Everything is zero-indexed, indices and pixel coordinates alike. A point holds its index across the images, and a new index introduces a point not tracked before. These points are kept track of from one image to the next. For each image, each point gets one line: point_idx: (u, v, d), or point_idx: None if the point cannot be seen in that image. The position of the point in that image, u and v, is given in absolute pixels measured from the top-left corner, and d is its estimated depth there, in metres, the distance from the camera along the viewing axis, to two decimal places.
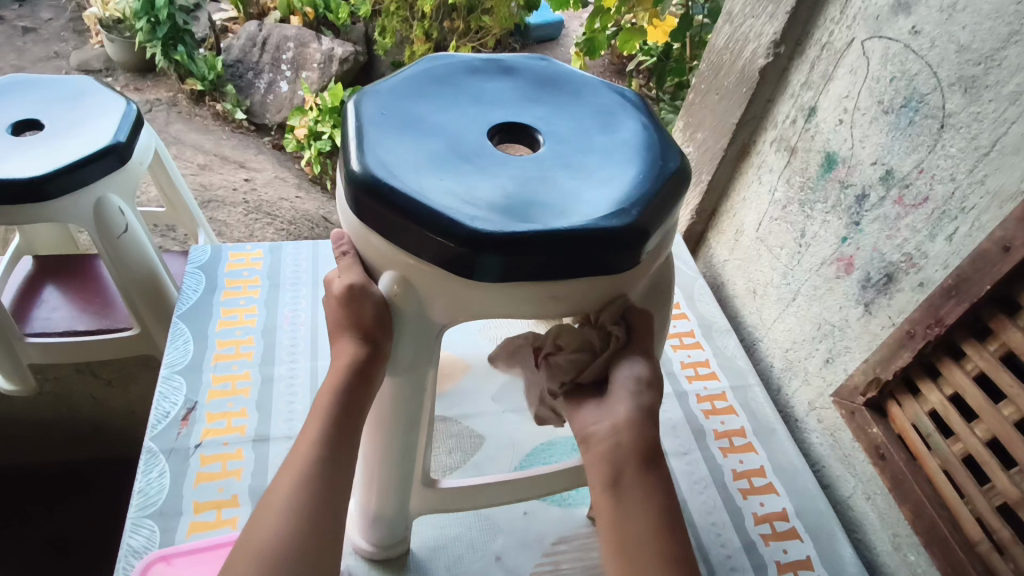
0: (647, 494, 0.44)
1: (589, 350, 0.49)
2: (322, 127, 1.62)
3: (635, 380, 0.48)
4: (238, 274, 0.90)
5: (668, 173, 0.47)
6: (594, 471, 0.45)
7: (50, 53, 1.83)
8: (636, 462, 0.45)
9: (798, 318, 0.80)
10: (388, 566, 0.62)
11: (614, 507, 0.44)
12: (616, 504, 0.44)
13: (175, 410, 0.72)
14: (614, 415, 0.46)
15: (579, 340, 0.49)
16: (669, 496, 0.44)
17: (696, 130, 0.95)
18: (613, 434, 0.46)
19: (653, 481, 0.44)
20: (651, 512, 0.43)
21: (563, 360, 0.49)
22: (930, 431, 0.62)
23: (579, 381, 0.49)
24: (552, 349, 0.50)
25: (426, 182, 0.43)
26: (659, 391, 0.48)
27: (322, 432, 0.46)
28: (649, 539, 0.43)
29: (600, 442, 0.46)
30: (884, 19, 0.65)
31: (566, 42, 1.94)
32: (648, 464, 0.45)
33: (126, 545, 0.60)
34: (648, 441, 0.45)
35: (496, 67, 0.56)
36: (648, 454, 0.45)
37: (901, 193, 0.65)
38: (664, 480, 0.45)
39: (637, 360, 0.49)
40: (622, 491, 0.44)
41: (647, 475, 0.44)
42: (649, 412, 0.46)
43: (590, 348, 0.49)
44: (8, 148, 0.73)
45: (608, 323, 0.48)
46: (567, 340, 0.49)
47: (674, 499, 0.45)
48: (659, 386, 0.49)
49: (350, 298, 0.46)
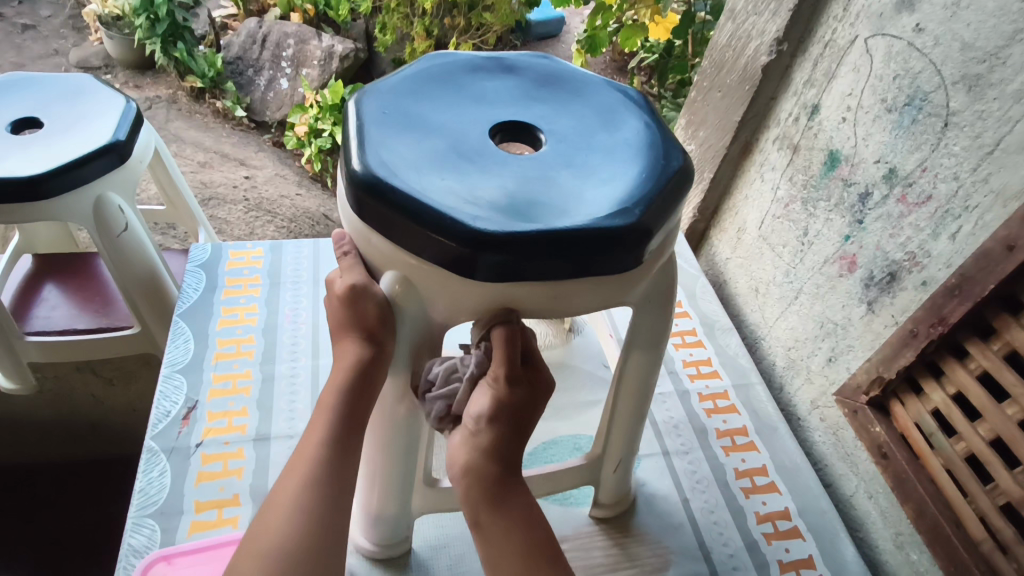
0: (503, 530, 0.46)
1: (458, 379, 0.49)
2: (323, 124, 1.61)
3: (475, 418, 0.46)
4: (239, 273, 0.89)
5: (671, 172, 0.47)
6: (461, 507, 0.48)
7: (50, 50, 1.82)
8: (485, 502, 0.46)
9: (801, 316, 0.80)
10: (390, 565, 0.62)
11: (482, 547, 0.47)
12: (482, 544, 0.46)
13: (176, 409, 0.72)
14: (459, 461, 0.47)
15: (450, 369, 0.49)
16: (529, 528, 0.46)
17: (698, 128, 0.95)
18: (461, 475, 0.47)
19: (507, 515, 0.46)
20: (510, 549, 0.45)
21: (435, 392, 0.49)
22: (933, 430, 0.61)
23: (452, 412, 0.49)
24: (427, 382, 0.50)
25: (427, 181, 0.43)
26: (508, 422, 0.46)
27: (328, 434, 0.46)
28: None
29: (458, 481, 0.47)
30: (887, 17, 0.65)
31: (567, 38, 1.93)
32: (496, 499, 0.46)
33: (127, 545, 0.60)
34: (491, 478, 0.46)
35: (498, 65, 0.56)
36: (495, 490, 0.46)
37: (904, 191, 0.65)
38: (518, 510, 0.46)
39: (490, 389, 0.47)
40: (483, 532, 0.46)
41: (494, 513, 0.46)
42: (489, 451, 0.46)
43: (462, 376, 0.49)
44: (8, 147, 0.72)
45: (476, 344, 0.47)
46: (438, 371, 0.49)
47: (533, 524, 0.46)
48: (514, 417, 0.47)
49: (352, 298, 0.46)
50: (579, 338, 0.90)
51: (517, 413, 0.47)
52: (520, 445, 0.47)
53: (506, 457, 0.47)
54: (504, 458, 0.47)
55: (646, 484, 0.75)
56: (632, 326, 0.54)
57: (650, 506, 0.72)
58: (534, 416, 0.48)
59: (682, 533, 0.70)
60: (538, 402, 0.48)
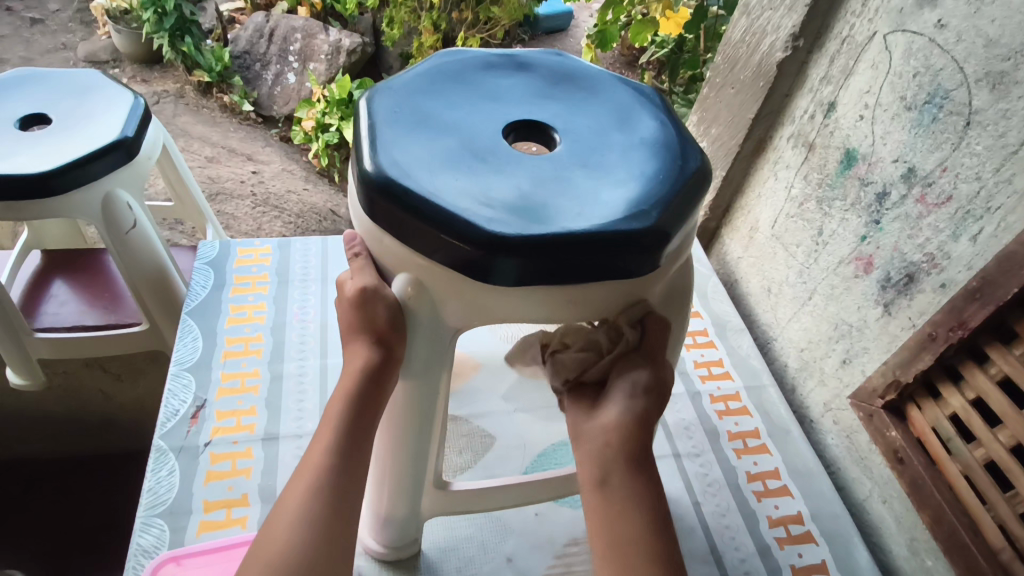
0: (642, 490, 0.44)
1: (595, 349, 0.50)
2: (330, 119, 1.61)
3: (630, 386, 0.48)
4: (247, 270, 0.89)
5: (688, 173, 0.46)
6: (584, 469, 0.46)
7: (57, 44, 1.82)
8: (626, 457, 0.45)
9: (814, 317, 0.79)
10: (399, 567, 0.62)
11: (600, 512, 0.44)
12: (601, 502, 0.44)
13: (184, 407, 0.72)
14: (603, 419, 0.47)
15: (582, 338, 0.51)
16: (654, 501, 0.44)
17: (710, 125, 0.93)
18: (603, 434, 0.46)
19: (645, 483, 0.45)
20: (635, 519, 0.43)
21: (568, 357, 0.51)
22: (951, 435, 0.60)
23: (585, 378, 0.50)
24: (559, 348, 0.52)
25: (440, 182, 0.42)
26: (657, 396, 0.48)
27: (338, 439, 0.45)
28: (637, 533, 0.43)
29: (594, 437, 0.47)
30: (908, 13, 0.64)
31: (575, 32, 1.91)
32: (638, 464, 0.45)
33: (135, 545, 0.60)
34: (640, 444, 0.46)
35: (511, 62, 0.55)
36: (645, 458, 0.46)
37: (924, 191, 0.64)
38: (650, 481, 0.45)
39: (643, 367, 0.48)
40: (609, 491, 0.44)
41: (634, 476, 0.45)
42: (641, 418, 0.47)
43: (596, 346, 0.50)
44: (17, 143, 0.72)
45: (623, 325, 0.47)
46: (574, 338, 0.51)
47: (661, 499, 0.45)
48: (661, 394, 0.48)
49: (362, 301, 0.45)
50: None
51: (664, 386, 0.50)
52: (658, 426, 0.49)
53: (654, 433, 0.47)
54: (649, 434, 0.47)
55: None
56: None
57: None
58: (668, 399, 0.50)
59: (693, 536, 0.70)
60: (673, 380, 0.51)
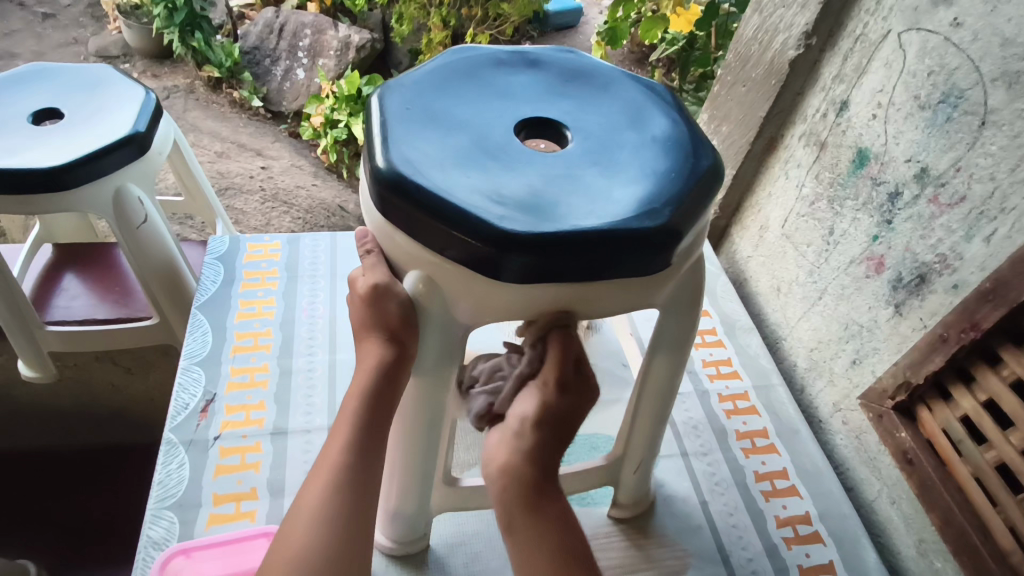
0: (544, 520, 0.47)
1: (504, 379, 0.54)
2: (339, 115, 1.61)
3: (521, 419, 0.49)
4: (257, 266, 0.89)
5: (700, 171, 0.46)
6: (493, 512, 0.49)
7: (69, 39, 1.82)
8: (521, 497, 0.47)
9: (824, 317, 0.78)
10: (407, 562, 0.62)
11: (517, 552, 0.47)
12: (512, 546, 0.47)
13: (194, 401, 0.72)
14: (497, 461, 0.49)
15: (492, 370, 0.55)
16: (563, 536, 0.47)
17: (720, 123, 0.93)
18: (500, 476, 0.48)
19: (546, 510, 0.47)
20: (545, 557, 0.46)
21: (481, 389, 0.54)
22: (961, 437, 0.60)
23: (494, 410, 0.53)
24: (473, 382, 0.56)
25: (452, 179, 0.42)
26: (550, 428, 0.49)
27: (351, 436, 0.45)
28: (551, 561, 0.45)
29: (494, 478, 0.49)
30: (923, 11, 0.63)
31: (585, 29, 1.90)
32: (536, 501, 0.47)
33: (146, 536, 0.60)
34: (535, 482, 0.48)
35: (522, 59, 0.55)
36: (541, 488, 0.48)
37: (937, 192, 0.63)
38: (555, 513, 0.47)
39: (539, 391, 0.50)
40: (515, 532, 0.47)
41: (535, 514, 0.47)
42: (531, 454, 0.48)
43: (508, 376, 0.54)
44: (30, 138, 0.72)
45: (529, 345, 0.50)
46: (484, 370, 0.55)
47: (567, 532, 0.47)
48: (558, 425, 0.49)
49: (374, 297, 0.45)
50: (596, 336, 0.88)
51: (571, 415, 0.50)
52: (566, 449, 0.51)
53: (548, 457, 0.49)
54: (543, 465, 0.49)
55: (665, 485, 0.74)
56: (657, 326, 0.53)
57: (668, 507, 0.72)
58: (579, 425, 0.51)
59: (700, 535, 0.69)
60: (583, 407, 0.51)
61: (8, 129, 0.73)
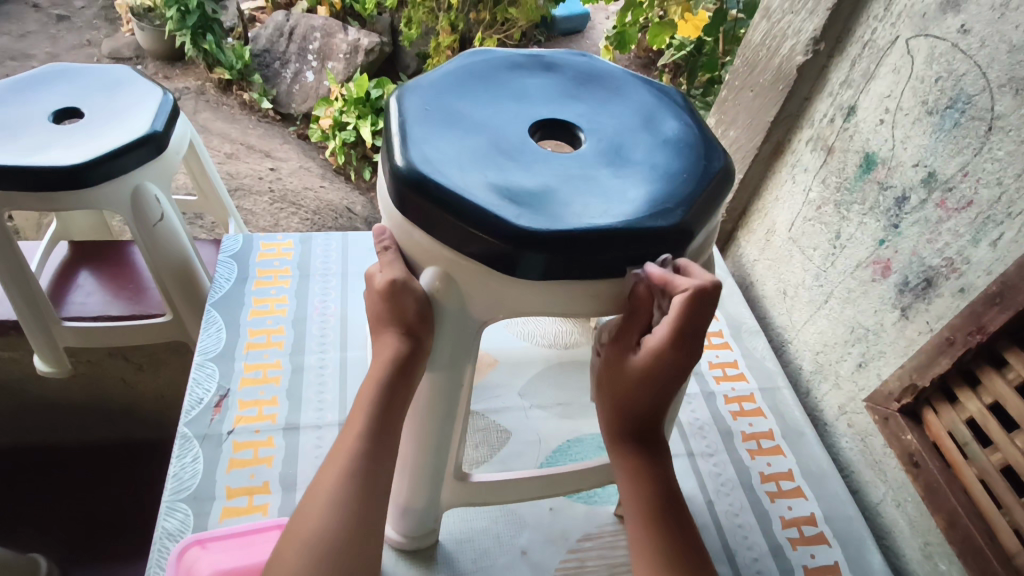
0: (619, 469, 0.48)
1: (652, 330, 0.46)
2: (347, 118, 1.64)
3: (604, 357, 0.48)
4: (270, 264, 0.91)
5: (712, 172, 0.47)
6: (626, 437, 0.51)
7: (82, 41, 1.83)
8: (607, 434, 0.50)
9: (831, 321, 0.79)
10: (417, 558, 0.63)
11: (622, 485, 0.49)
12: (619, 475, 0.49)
13: (208, 396, 0.73)
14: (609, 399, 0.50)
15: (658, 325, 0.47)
16: (640, 486, 0.47)
17: (728, 128, 0.94)
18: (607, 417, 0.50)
19: (623, 456, 0.48)
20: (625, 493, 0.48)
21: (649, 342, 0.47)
22: (967, 439, 0.60)
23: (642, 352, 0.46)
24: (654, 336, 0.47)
25: (469, 178, 0.43)
26: (620, 378, 0.46)
27: (364, 426, 0.46)
28: (631, 502, 0.47)
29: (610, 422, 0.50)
30: (932, 18, 0.64)
31: (591, 34, 1.92)
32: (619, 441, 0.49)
33: (161, 528, 0.61)
34: (619, 423, 0.48)
35: (536, 62, 0.56)
36: (631, 432, 0.48)
37: (944, 196, 0.64)
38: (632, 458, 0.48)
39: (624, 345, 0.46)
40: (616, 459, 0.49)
41: (618, 451, 0.49)
42: (614, 396, 0.47)
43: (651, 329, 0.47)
44: (50, 137, 0.74)
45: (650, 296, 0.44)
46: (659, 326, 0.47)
47: (640, 482, 0.47)
48: (630, 378, 0.46)
49: (391, 293, 0.46)
50: None
51: (658, 369, 0.44)
52: (667, 395, 0.46)
53: (633, 408, 0.47)
54: (629, 406, 0.47)
55: None
56: None
57: None
58: (667, 379, 0.45)
59: (707, 535, 0.70)
60: (672, 362, 0.44)
61: (29, 128, 0.75)
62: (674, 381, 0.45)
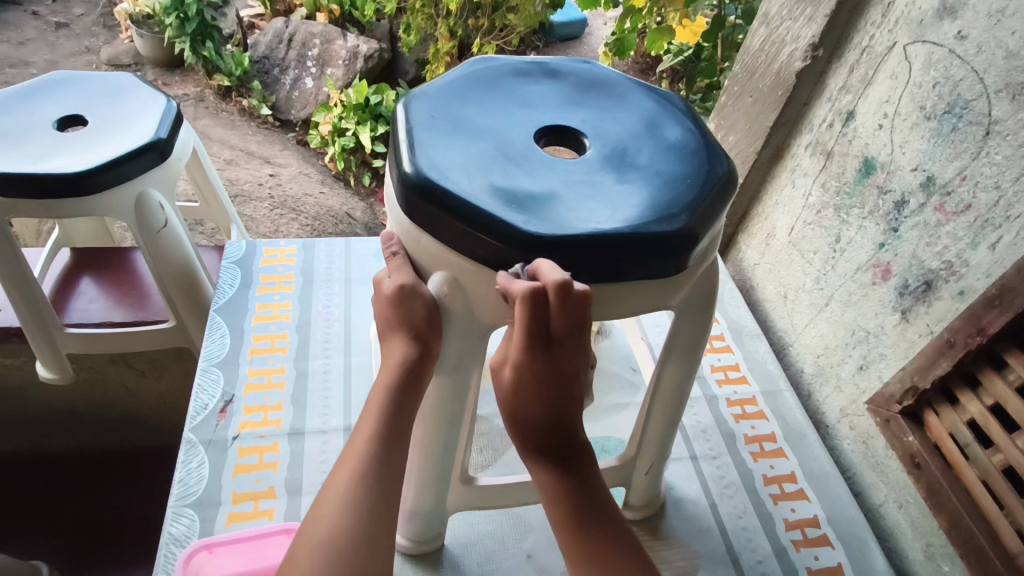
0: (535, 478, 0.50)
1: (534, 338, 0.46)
2: (347, 123, 1.65)
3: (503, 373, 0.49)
4: (273, 270, 0.91)
5: (716, 178, 0.48)
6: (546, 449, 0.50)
7: (81, 48, 1.84)
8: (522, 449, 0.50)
9: (831, 323, 0.80)
10: (423, 561, 0.63)
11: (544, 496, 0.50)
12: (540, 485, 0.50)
13: (213, 402, 0.74)
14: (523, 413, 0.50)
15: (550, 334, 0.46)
16: (557, 492, 0.49)
17: (727, 133, 0.94)
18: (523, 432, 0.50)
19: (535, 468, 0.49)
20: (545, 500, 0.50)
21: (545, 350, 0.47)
22: (968, 441, 0.61)
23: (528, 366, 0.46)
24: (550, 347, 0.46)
25: (477, 183, 0.43)
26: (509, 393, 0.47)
27: (375, 430, 0.46)
28: (549, 510, 0.49)
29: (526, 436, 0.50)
30: (928, 24, 0.65)
31: (589, 40, 1.93)
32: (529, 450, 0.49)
33: (167, 533, 0.62)
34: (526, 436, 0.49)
35: (541, 69, 0.57)
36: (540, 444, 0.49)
37: (942, 200, 0.64)
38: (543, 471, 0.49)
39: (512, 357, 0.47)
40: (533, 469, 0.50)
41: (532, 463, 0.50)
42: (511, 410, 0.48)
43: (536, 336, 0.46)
44: (54, 145, 0.74)
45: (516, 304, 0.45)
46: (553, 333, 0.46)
47: (553, 488, 0.49)
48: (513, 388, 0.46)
49: (400, 298, 0.46)
50: (607, 341, 0.90)
51: (527, 378, 0.46)
52: (555, 402, 0.47)
53: (527, 420, 0.48)
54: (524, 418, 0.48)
55: (674, 488, 0.75)
56: (671, 329, 0.55)
57: (678, 510, 0.73)
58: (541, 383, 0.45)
59: (710, 537, 0.70)
60: (536, 366, 0.45)
61: (33, 136, 0.75)
62: (549, 386, 0.46)
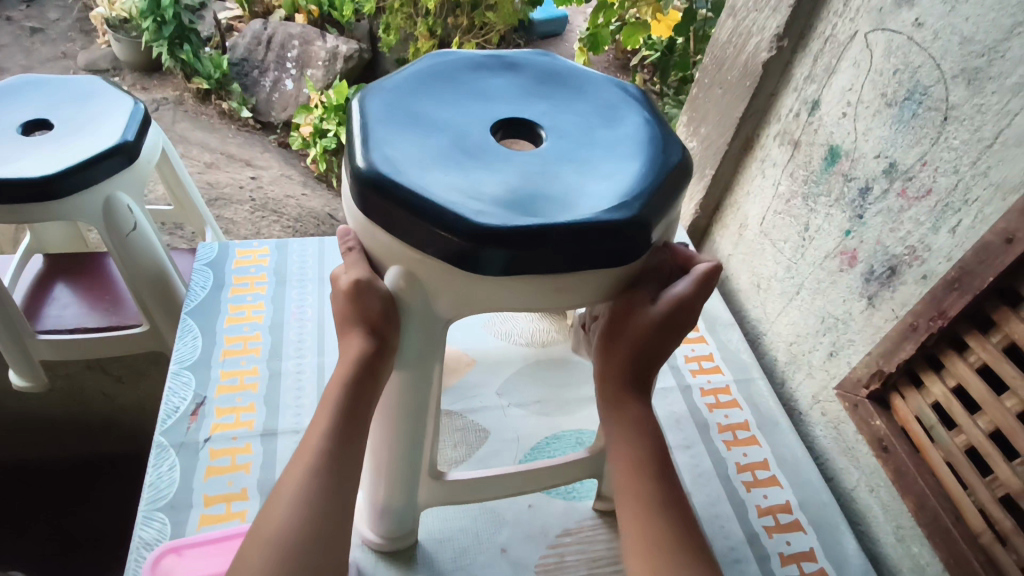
0: (622, 424, 0.50)
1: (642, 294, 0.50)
2: (328, 125, 1.61)
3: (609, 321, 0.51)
4: (246, 271, 0.91)
5: (669, 166, 0.48)
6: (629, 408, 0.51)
7: (57, 53, 1.82)
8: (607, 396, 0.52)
9: (802, 311, 0.80)
10: (396, 558, 0.63)
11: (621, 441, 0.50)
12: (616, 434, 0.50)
13: (184, 405, 0.73)
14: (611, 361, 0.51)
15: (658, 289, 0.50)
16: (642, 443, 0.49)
17: (699, 125, 0.95)
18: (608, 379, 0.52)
19: (625, 416, 0.50)
20: (630, 448, 0.49)
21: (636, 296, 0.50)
22: (933, 423, 0.62)
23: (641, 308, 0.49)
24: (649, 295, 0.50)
25: (432, 178, 0.43)
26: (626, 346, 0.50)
27: (330, 425, 0.46)
28: (632, 465, 0.49)
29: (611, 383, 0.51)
30: (887, 12, 0.65)
31: (570, 36, 1.93)
32: (619, 402, 0.51)
33: (137, 538, 0.61)
34: (618, 385, 0.51)
35: (499, 62, 0.57)
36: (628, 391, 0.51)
37: (904, 186, 0.65)
38: (629, 423, 0.50)
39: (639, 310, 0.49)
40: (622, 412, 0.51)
41: (619, 415, 0.51)
42: (621, 356, 0.51)
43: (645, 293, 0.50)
44: (19, 149, 0.73)
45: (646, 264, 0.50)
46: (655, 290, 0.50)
47: (639, 444, 0.49)
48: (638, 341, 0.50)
49: (356, 292, 0.46)
50: None
51: (678, 316, 0.49)
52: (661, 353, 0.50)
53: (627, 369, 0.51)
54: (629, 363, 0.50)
55: None
56: None
57: None
58: (661, 345, 0.50)
59: None
60: (676, 323, 0.49)
61: None
62: (680, 331, 0.50)
